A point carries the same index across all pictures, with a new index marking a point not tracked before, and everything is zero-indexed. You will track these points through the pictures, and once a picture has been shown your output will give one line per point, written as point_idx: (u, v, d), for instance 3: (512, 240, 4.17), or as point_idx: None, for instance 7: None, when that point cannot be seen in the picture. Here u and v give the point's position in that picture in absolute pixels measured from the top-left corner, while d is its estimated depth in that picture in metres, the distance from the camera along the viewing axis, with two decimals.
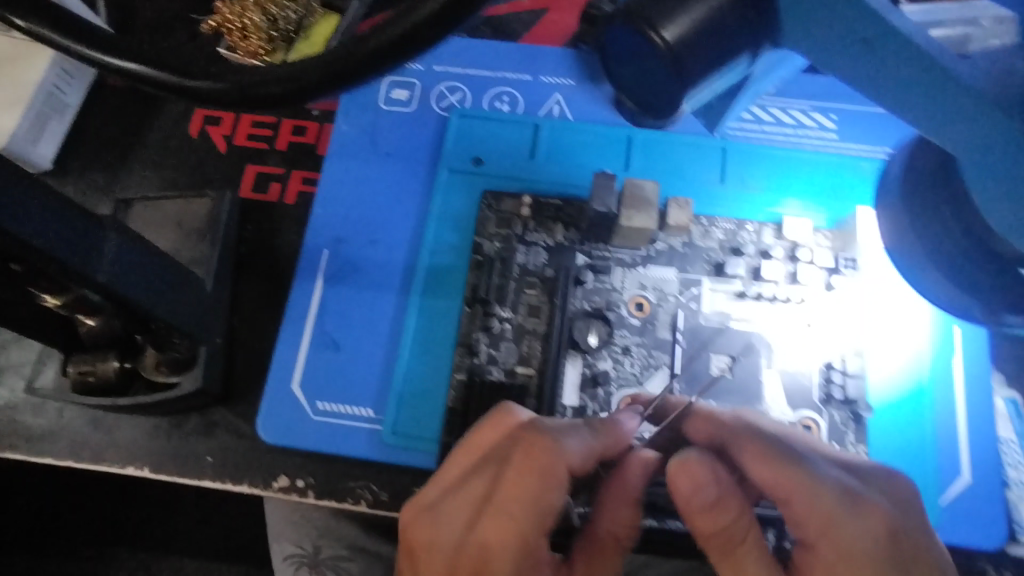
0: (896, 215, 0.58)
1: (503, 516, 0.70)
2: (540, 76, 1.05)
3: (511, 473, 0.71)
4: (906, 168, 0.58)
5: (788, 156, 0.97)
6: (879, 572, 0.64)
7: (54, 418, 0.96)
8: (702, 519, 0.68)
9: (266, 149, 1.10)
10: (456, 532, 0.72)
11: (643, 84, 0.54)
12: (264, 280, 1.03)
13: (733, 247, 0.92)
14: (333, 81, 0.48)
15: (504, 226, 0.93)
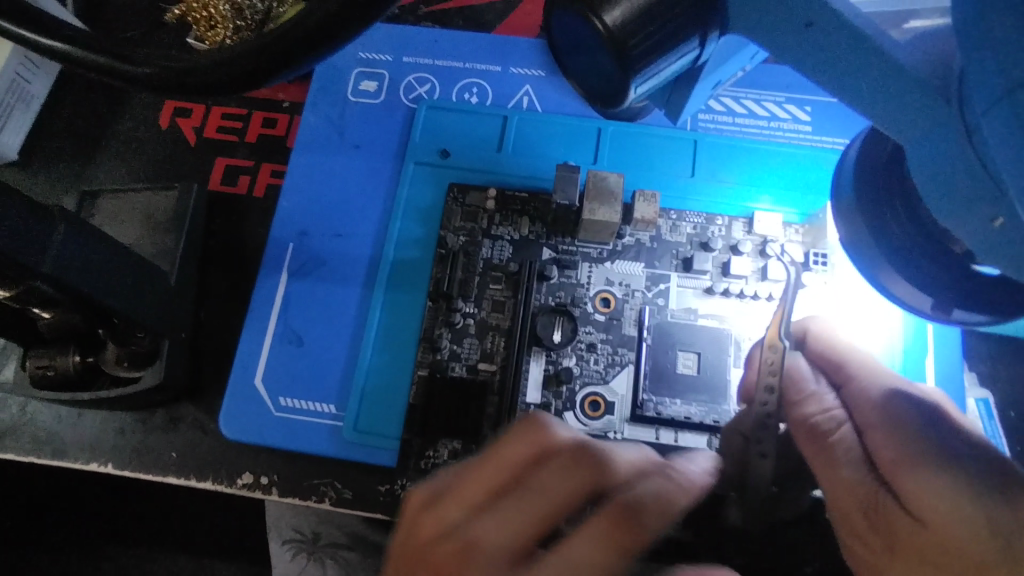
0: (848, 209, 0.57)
1: (482, 476, 0.57)
2: (510, 67, 1.04)
3: (512, 440, 0.58)
4: (859, 162, 0.57)
5: (759, 149, 0.96)
6: (944, 515, 0.54)
7: (17, 414, 0.95)
8: (799, 413, 0.66)
9: (236, 141, 1.09)
10: (451, 509, 0.56)
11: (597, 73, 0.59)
12: (231, 273, 1.01)
13: (702, 241, 0.90)
14: (266, 68, 0.49)
15: (470, 220, 0.92)
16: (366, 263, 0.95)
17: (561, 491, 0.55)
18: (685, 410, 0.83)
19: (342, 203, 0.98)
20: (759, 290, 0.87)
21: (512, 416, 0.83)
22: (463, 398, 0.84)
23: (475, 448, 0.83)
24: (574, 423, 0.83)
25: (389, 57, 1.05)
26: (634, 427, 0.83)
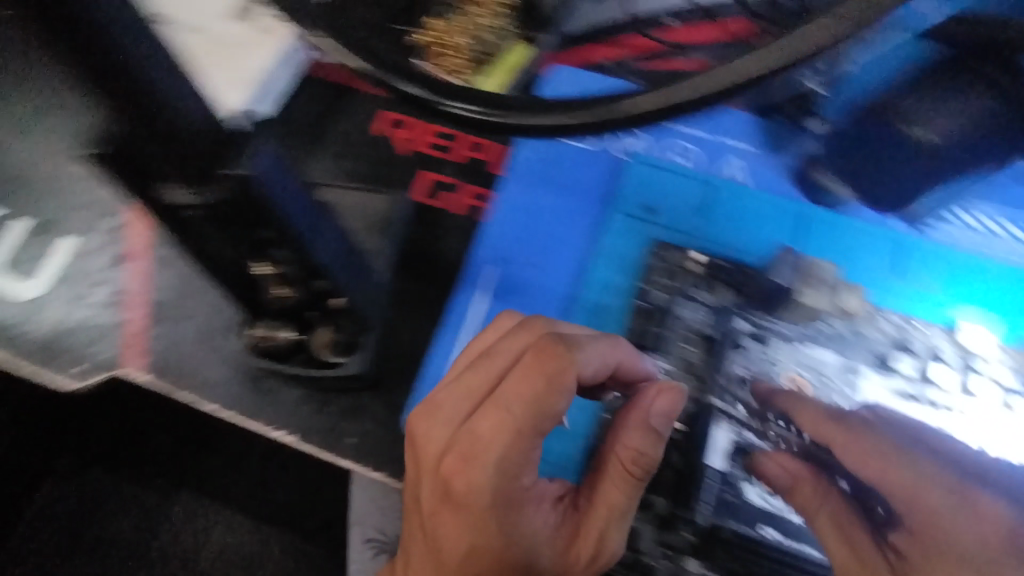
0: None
1: (504, 407, 0.65)
2: (723, 135, 1.03)
3: (527, 354, 0.66)
4: None
5: (960, 257, 0.92)
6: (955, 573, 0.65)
7: (230, 368, 0.90)
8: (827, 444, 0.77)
9: (444, 157, 1.07)
10: (455, 419, 0.67)
11: None
12: (421, 281, 0.97)
13: (903, 344, 0.87)
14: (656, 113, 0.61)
15: (669, 277, 0.94)
16: (560, 300, 0.96)
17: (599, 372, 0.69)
18: None
19: (540, 242, 1.00)
20: (954, 405, 0.83)
21: (692, 480, 0.81)
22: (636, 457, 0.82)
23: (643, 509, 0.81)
24: (754, 497, 0.81)
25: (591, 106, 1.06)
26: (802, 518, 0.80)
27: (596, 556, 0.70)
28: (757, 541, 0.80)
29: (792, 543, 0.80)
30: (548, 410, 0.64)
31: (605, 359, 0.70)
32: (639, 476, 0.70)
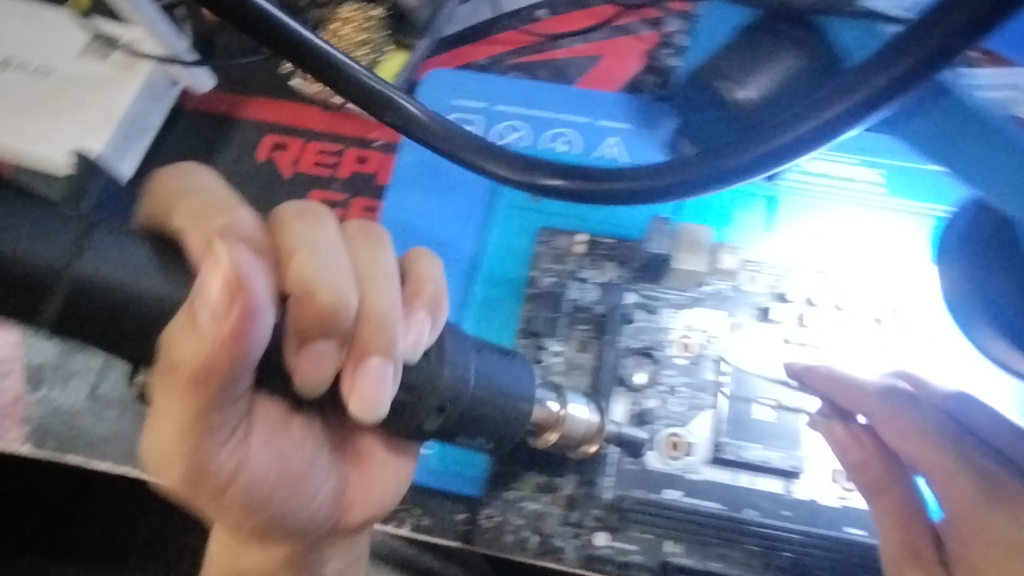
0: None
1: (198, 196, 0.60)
2: (495, 104, 1.11)
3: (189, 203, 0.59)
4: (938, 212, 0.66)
5: (856, 212, 1.00)
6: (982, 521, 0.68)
7: None
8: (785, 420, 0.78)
9: (328, 175, 1.16)
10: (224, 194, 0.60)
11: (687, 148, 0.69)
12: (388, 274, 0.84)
13: (779, 293, 0.94)
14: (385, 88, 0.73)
15: (558, 262, 0.98)
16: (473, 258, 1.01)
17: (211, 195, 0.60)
18: (763, 457, 0.87)
19: (439, 213, 1.04)
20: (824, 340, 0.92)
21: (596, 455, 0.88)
22: None
23: (559, 480, 0.88)
24: (654, 461, 0.89)
25: (484, 106, 1.11)
26: (712, 468, 0.88)
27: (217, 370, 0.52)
28: (664, 504, 0.86)
29: (700, 497, 0.87)
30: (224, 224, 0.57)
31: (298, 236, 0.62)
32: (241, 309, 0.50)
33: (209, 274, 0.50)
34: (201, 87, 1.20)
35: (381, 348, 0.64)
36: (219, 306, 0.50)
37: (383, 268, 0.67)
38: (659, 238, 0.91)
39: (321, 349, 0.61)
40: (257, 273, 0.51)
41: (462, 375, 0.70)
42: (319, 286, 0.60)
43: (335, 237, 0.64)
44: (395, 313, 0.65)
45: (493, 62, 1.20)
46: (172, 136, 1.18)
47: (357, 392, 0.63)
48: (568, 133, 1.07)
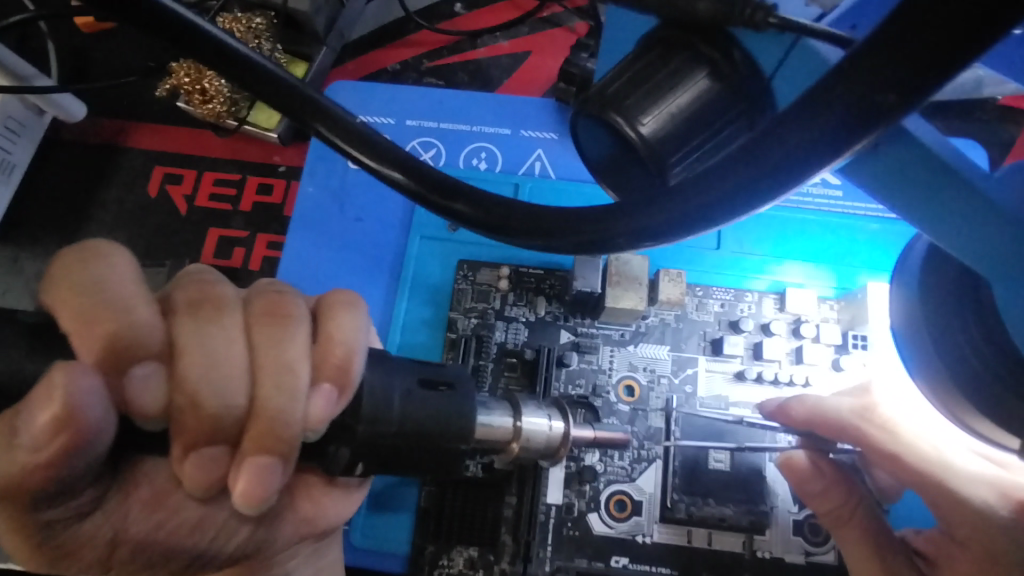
0: (908, 299, 0.49)
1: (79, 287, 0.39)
2: (405, 120, 0.98)
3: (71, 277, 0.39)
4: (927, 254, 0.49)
5: (810, 220, 0.92)
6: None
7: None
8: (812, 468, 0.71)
9: (230, 210, 1.02)
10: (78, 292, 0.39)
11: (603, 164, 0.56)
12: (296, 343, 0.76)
13: (730, 321, 0.85)
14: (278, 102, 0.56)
15: (481, 300, 0.87)
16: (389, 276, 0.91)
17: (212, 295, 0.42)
18: (720, 510, 0.77)
19: (345, 247, 0.93)
20: (795, 374, 0.82)
21: (531, 522, 0.77)
22: (478, 500, 0.79)
23: (493, 556, 0.77)
24: (599, 526, 0.78)
25: (392, 121, 0.98)
26: (665, 528, 0.78)
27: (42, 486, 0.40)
28: (611, 573, 0.76)
29: (649, 562, 0.77)
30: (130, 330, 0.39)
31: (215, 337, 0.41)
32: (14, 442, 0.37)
33: (37, 408, 0.36)
34: (68, 117, 1.03)
35: (269, 442, 0.43)
36: (45, 429, 0.36)
37: (286, 309, 0.44)
38: (585, 269, 0.80)
39: (207, 455, 0.42)
40: (90, 397, 0.36)
41: (387, 395, 0.48)
42: (190, 377, 0.40)
43: (236, 324, 0.42)
44: (287, 383, 0.42)
45: (403, 66, 1.11)
46: (51, 176, 1.04)
47: (240, 486, 0.43)
48: (482, 154, 0.96)
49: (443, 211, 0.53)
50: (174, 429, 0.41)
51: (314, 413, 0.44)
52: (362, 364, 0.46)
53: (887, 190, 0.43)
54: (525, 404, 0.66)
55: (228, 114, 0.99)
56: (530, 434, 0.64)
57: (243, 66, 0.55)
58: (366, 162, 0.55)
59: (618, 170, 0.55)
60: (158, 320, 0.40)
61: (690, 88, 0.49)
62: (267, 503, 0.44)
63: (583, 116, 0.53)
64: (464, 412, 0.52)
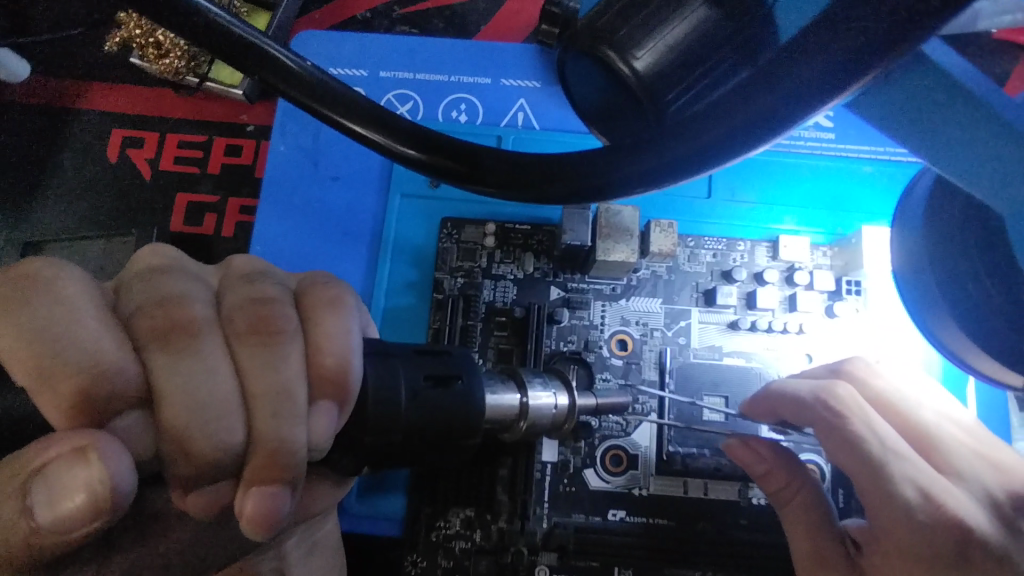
0: (911, 241, 0.47)
1: (30, 325, 0.34)
2: (378, 72, 0.93)
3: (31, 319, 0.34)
4: (932, 192, 0.47)
5: (801, 163, 0.89)
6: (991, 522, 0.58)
7: None
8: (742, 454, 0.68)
9: (197, 173, 0.97)
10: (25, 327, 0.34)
11: (595, 103, 0.52)
12: None
13: (723, 271, 0.83)
14: (226, 53, 0.52)
15: (467, 258, 0.84)
16: (373, 239, 0.88)
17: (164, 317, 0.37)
18: (714, 460, 0.77)
19: (322, 212, 0.89)
20: (788, 322, 0.81)
21: (528, 481, 0.76)
22: (475, 461, 0.77)
23: (489, 516, 0.76)
24: (595, 480, 0.77)
25: (365, 73, 0.93)
26: (660, 481, 0.77)
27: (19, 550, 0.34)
28: (607, 527, 0.76)
29: (646, 515, 0.76)
30: (89, 356, 0.35)
31: (187, 379, 0.36)
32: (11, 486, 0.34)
33: (66, 492, 0.33)
34: (13, 77, 0.96)
35: (272, 474, 0.38)
36: (74, 512, 0.33)
37: (274, 323, 0.39)
38: (573, 221, 0.77)
39: (203, 490, 0.38)
40: (128, 469, 0.33)
41: (392, 392, 0.47)
42: (177, 420, 0.35)
43: (216, 349, 0.37)
44: (286, 409, 0.38)
45: (374, 14, 1.04)
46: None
47: (248, 515, 0.38)
48: (463, 107, 0.91)
49: (440, 173, 0.49)
50: (166, 470, 0.36)
51: (316, 430, 0.41)
52: (357, 371, 0.43)
53: (899, 120, 0.40)
54: (529, 380, 0.65)
55: (187, 69, 0.94)
56: (536, 413, 0.63)
57: (215, 39, 0.51)
58: (357, 130, 0.50)
59: (614, 112, 0.52)
60: (130, 357, 0.36)
61: (687, 16, 0.45)
62: (279, 529, 0.40)
63: (571, 53, 0.50)
64: (472, 399, 0.51)
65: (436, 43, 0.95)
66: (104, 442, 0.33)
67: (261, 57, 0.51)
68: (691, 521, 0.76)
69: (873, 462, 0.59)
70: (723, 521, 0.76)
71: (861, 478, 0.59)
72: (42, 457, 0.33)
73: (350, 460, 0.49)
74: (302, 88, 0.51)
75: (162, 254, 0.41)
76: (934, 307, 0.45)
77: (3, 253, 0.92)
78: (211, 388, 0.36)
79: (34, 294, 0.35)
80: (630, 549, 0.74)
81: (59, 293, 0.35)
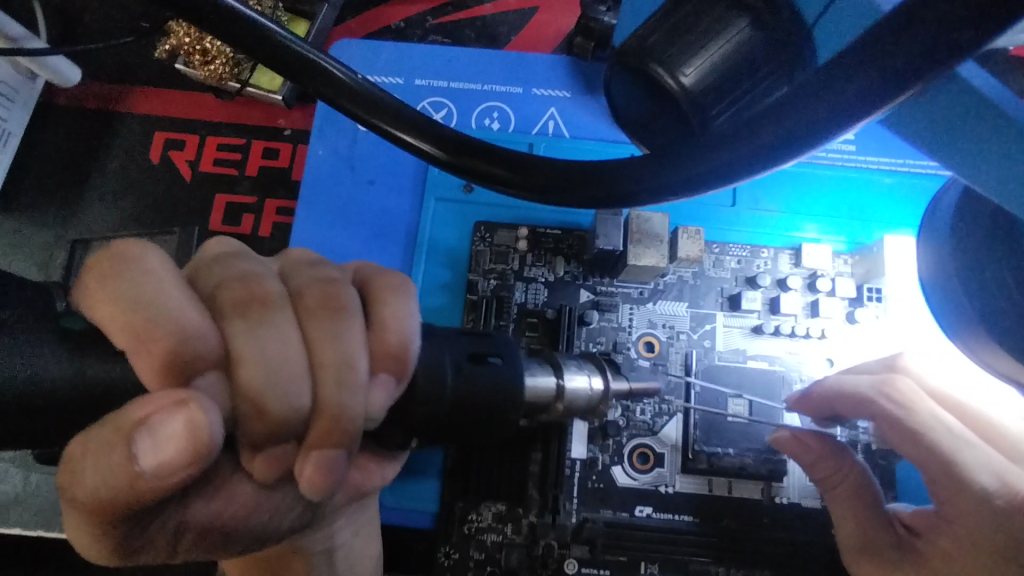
0: (938, 250, 0.50)
1: (138, 316, 0.38)
2: (414, 80, 0.96)
3: (125, 289, 0.38)
4: (961, 206, 0.50)
5: (821, 173, 0.92)
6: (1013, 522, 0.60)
7: None
8: (797, 445, 0.72)
9: (235, 175, 1.00)
10: (135, 315, 0.38)
11: (639, 113, 0.55)
12: None
13: (747, 276, 0.86)
14: (279, 68, 0.55)
15: (500, 261, 0.87)
16: (408, 240, 0.91)
17: (240, 291, 0.40)
18: (739, 459, 0.79)
19: (360, 215, 0.92)
20: (810, 327, 0.84)
21: (559, 476, 0.79)
22: (507, 455, 0.80)
23: (521, 509, 0.79)
24: (623, 477, 0.80)
25: (401, 81, 0.96)
26: (686, 478, 0.80)
27: (119, 497, 0.38)
28: (635, 523, 0.78)
29: (672, 511, 0.79)
30: (186, 344, 0.38)
31: (268, 344, 0.39)
32: (112, 441, 0.37)
33: (166, 442, 0.36)
34: (63, 82, 1.00)
35: (334, 438, 0.42)
36: (177, 457, 0.36)
37: (339, 300, 0.43)
38: (604, 227, 0.80)
39: (281, 467, 0.42)
40: (216, 419, 0.36)
41: (441, 380, 0.50)
42: (253, 381, 0.39)
43: (287, 320, 0.40)
44: (347, 377, 0.41)
45: (408, 24, 1.08)
46: (46, 143, 1.00)
47: (306, 476, 0.42)
48: (495, 115, 0.95)
49: (466, 176, 0.52)
50: (239, 431, 0.40)
51: (375, 402, 0.44)
52: (415, 348, 0.46)
53: (930, 135, 0.43)
54: (563, 364, 0.68)
55: (230, 75, 0.97)
56: (573, 396, 0.66)
57: (261, 40, 0.53)
58: (405, 139, 0.53)
59: (655, 124, 0.55)
60: (211, 325, 0.39)
61: (732, 36, 0.48)
62: (332, 492, 0.43)
63: (617, 70, 0.53)
64: (512, 378, 0.53)
65: (469, 53, 0.98)
66: (199, 395, 0.36)
67: (313, 69, 0.54)
68: (715, 517, 0.79)
69: (942, 452, 0.61)
70: (744, 517, 0.79)
71: (931, 468, 0.62)
72: (142, 411, 0.36)
73: (408, 446, 0.52)
74: (353, 100, 0.54)
75: (242, 252, 0.44)
76: (963, 317, 0.48)
77: (51, 250, 0.96)
78: (284, 353, 0.39)
79: (123, 268, 0.39)
80: (657, 543, 0.77)
81: (145, 267, 0.39)
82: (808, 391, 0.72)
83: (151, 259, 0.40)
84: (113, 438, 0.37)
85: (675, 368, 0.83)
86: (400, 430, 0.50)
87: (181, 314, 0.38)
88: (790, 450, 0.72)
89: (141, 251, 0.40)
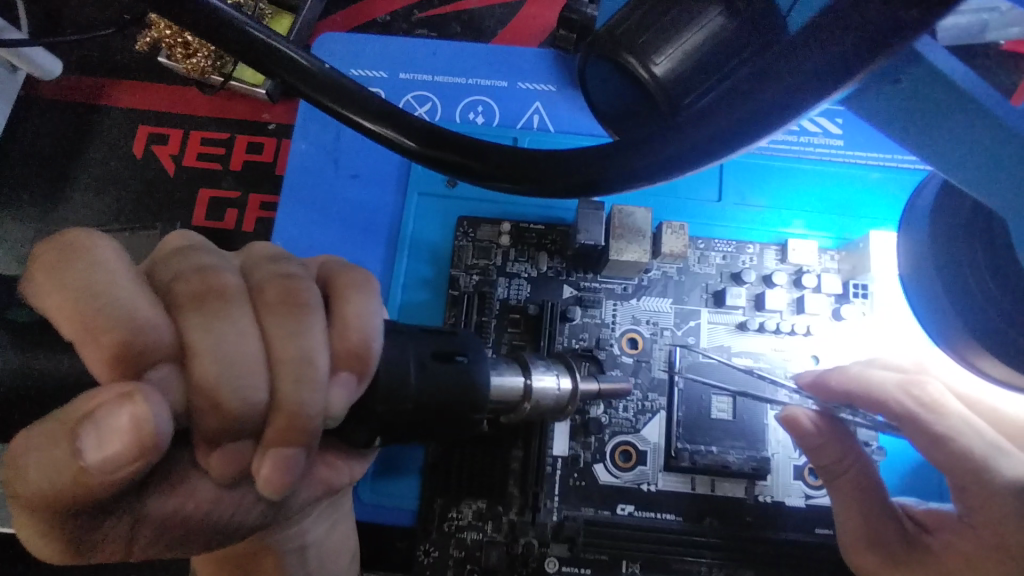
0: (916, 244, 0.49)
1: (79, 306, 0.36)
2: (397, 73, 0.95)
3: (70, 276, 0.36)
4: (939, 199, 0.49)
5: (809, 169, 0.91)
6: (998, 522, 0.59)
7: None
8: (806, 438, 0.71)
9: (218, 169, 0.99)
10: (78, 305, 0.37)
11: (613, 103, 0.54)
12: None
13: (732, 272, 0.85)
14: (246, 53, 0.54)
15: (483, 256, 0.86)
16: (391, 235, 0.90)
17: (194, 285, 0.39)
18: (722, 457, 0.78)
19: (342, 210, 0.91)
20: (795, 324, 0.82)
21: (539, 473, 0.78)
22: (488, 452, 0.79)
23: (501, 507, 0.78)
24: (604, 475, 0.79)
25: (384, 74, 0.95)
26: (668, 476, 0.79)
27: (48, 494, 0.36)
28: (617, 521, 0.77)
29: (654, 509, 0.78)
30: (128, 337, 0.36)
31: (231, 340, 0.38)
32: (49, 436, 0.35)
33: (109, 438, 0.34)
34: (44, 75, 0.99)
35: (292, 435, 0.41)
36: (122, 452, 0.35)
37: (301, 296, 0.41)
38: (586, 221, 0.79)
39: (240, 462, 0.41)
40: (164, 416, 0.35)
41: (408, 374, 0.49)
42: (208, 376, 0.37)
43: (246, 315, 0.39)
44: (307, 374, 0.40)
45: (394, 17, 1.07)
46: (28, 137, 1.00)
47: (263, 475, 0.41)
48: (479, 109, 0.94)
49: (440, 166, 0.51)
50: (193, 426, 0.38)
51: (334, 401, 0.43)
52: (378, 347, 0.45)
53: (898, 123, 0.42)
54: (533, 363, 0.67)
55: (212, 68, 0.96)
56: (540, 394, 0.65)
57: (242, 27, 0.53)
58: (371, 127, 0.53)
59: (628, 115, 0.54)
60: (163, 316, 0.37)
61: (703, 23, 0.47)
62: (289, 489, 0.43)
63: (591, 59, 0.52)
64: (473, 376, 0.53)
65: (453, 47, 0.97)
66: (147, 387, 0.35)
67: (278, 55, 0.53)
68: (698, 515, 0.78)
69: (976, 456, 0.60)
70: (728, 516, 0.78)
71: (957, 470, 0.61)
72: (87, 404, 0.35)
73: (376, 441, 0.51)
74: (318, 85, 0.53)
75: (199, 244, 0.43)
76: (940, 313, 0.46)
77: (30, 244, 0.95)
78: (238, 351, 0.38)
79: (71, 252, 0.37)
80: (640, 542, 0.76)
81: (96, 256, 0.37)
82: (823, 380, 0.70)
83: (103, 245, 0.38)
84: (48, 431, 0.35)
85: (658, 366, 0.82)
86: (366, 426, 0.49)
87: (127, 304, 0.36)
88: (799, 433, 0.71)
89: (93, 235, 0.38)
